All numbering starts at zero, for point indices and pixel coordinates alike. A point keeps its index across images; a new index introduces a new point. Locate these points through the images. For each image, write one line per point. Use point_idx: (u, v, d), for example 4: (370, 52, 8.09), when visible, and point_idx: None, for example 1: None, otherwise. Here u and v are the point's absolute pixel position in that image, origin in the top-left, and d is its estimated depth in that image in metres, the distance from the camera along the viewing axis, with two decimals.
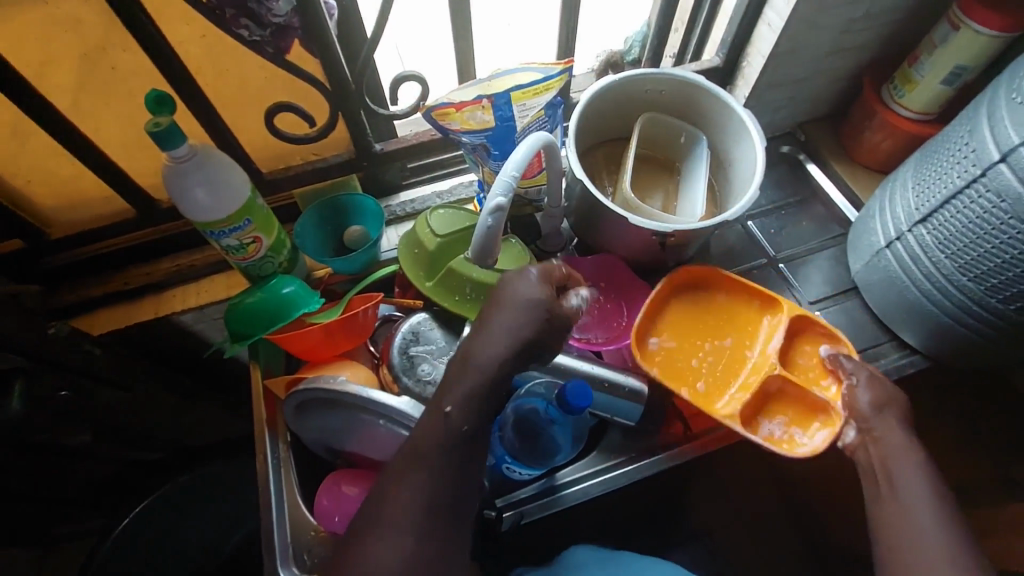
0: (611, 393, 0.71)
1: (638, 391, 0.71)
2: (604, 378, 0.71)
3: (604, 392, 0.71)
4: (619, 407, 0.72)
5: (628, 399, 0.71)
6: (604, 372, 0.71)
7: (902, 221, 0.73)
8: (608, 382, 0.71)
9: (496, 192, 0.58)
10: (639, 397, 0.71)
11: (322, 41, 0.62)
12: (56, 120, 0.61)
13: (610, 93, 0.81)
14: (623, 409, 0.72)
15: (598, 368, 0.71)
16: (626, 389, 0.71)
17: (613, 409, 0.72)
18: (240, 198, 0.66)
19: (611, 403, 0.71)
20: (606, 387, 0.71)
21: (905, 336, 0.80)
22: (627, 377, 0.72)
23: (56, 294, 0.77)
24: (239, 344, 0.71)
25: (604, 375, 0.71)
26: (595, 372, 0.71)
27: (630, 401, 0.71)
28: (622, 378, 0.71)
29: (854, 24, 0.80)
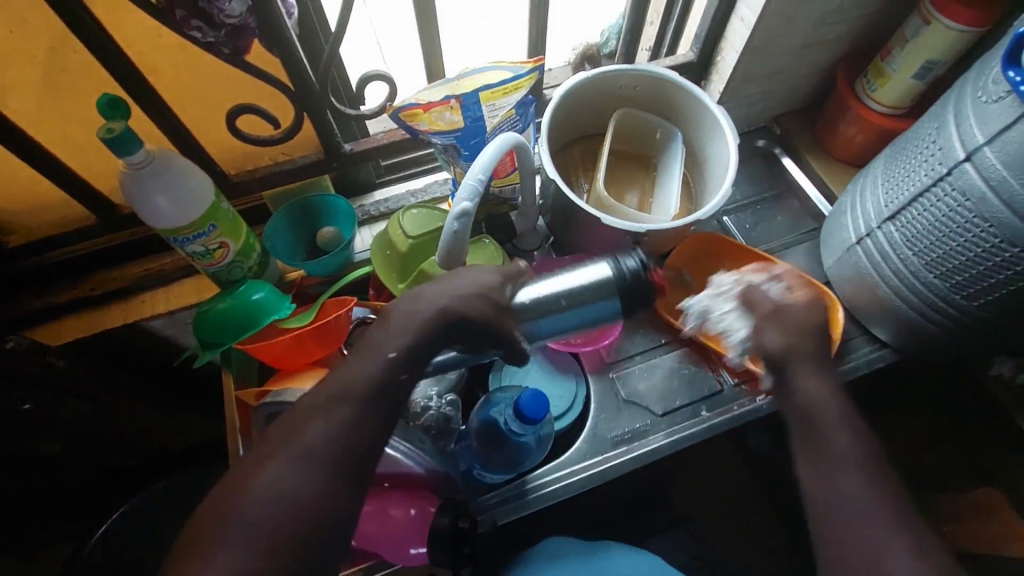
0: (575, 301, 0.55)
1: (604, 274, 0.56)
2: (566, 291, 0.55)
3: (568, 306, 0.55)
4: (593, 312, 0.56)
5: (596, 294, 0.55)
6: (559, 284, 0.55)
7: (872, 218, 0.73)
8: (567, 293, 0.55)
9: (462, 197, 0.57)
10: (610, 279, 0.55)
11: (282, 41, 0.60)
12: (3, 126, 0.59)
13: (584, 89, 0.80)
14: (597, 310, 0.56)
15: (554, 285, 0.55)
16: (590, 286, 0.55)
17: (587, 318, 0.56)
18: (203, 203, 0.65)
19: (581, 314, 0.56)
20: (569, 298, 0.55)
21: (876, 332, 0.80)
22: (582, 273, 0.56)
23: (17, 302, 0.75)
24: (210, 351, 0.70)
25: (560, 288, 0.55)
26: (548, 292, 0.55)
27: (599, 298, 0.55)
28: (578, 279, 0.56)
29: (826, 18, 0.80)
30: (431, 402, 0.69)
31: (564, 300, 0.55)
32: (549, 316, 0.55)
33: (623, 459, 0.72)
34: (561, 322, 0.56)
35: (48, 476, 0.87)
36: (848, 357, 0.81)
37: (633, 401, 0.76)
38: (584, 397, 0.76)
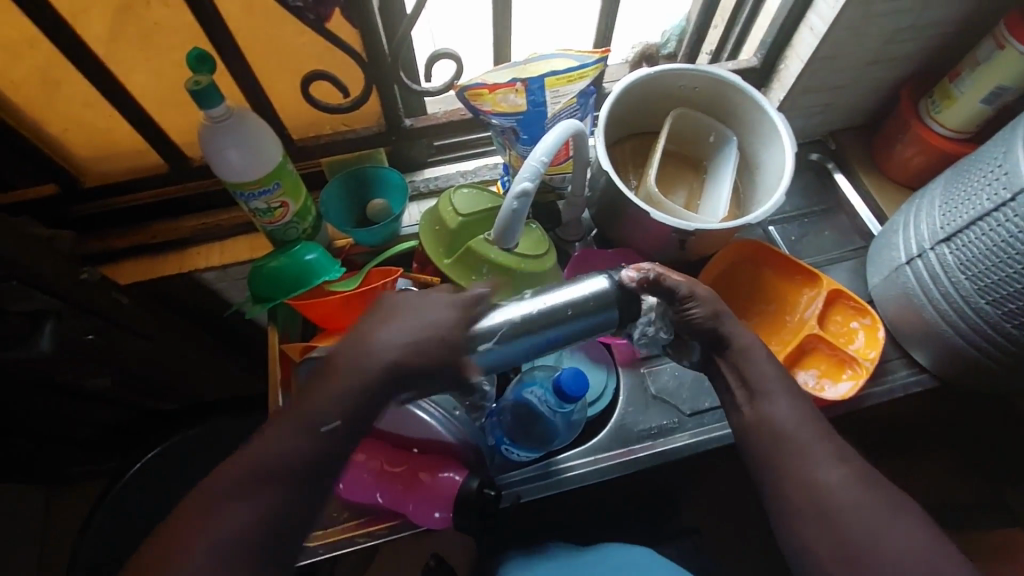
0: (575, 313, 0.59)
1: (602, 292, 0.59)
2: (559, 309, 0.58)
3: (570, 318, 0.59)
4: (594, 325, 0.60)
5: (598, 308, 0.59)
6: (559, 296, 0.59)
7: (925, 239, 0.73)
8: (567, 308, 0.59)
9: (523, 176, 0.59)
10: (609, 298, 0.59)
11: (362, 11, 0.62)
12: (97, 69, 0.62)
13: (643, 85, 0.80)
14: (598, 322, 0.60)
15: (556, 299, 0.59)
16: (592, 301, 0.59)
17: (590, 327, 0.60)
18: (271, 162, 0.68)
19: (582, 325, 0.60)
20: (570, 312, 0.59)
21: (917, 355, 0.79)
22: (581, 287, 0.60)
23: (85, 241, 0.79)
24: (260, 305, 0.73)
25: (562, 300, 0.59)
26: (531, 310, 0.59)
27: (601, 311, 0.59)
28: (578, 291, 0.60)
29: (898, 34, 0.79)
30: None
31: (536, 320, 0.59)
32: (555, 326, 0.59)
33: (648, 453, 0.72)
34: (534, 339, 0.60)
35: (94, 409, 0.92)
36: (885, 378, 0.80)
37: (661, 397, 0.76)
38: (613, 389, 0.76)
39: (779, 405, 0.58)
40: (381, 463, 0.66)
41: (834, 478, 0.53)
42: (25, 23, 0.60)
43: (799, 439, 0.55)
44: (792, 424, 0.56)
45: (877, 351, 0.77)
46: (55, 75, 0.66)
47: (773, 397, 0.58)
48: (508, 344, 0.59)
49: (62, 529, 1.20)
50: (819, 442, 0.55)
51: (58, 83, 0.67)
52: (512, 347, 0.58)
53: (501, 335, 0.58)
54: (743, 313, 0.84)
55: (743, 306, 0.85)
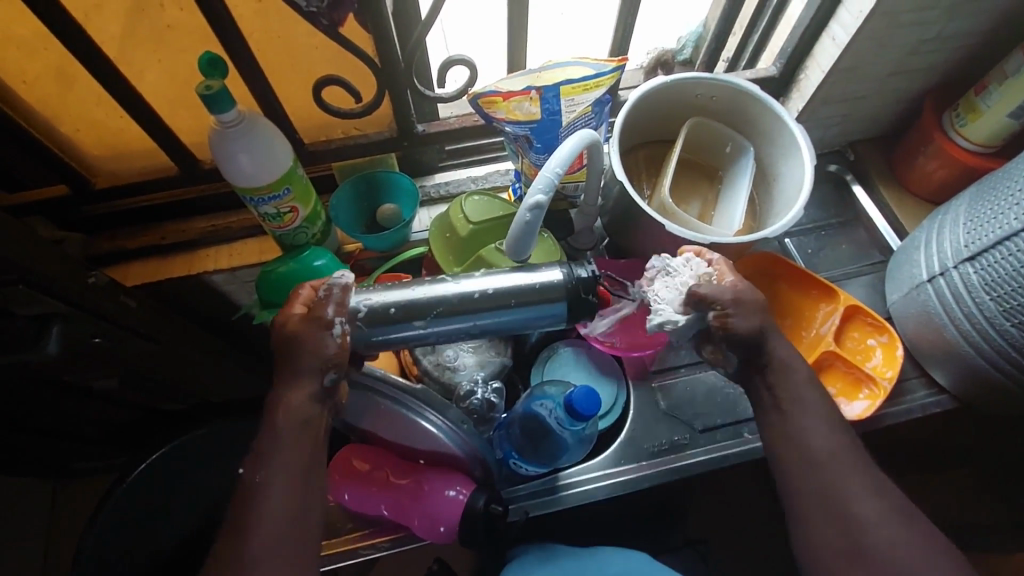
0: (506, 300, 0.58)
1: (554, 281, 0.59)
2: (470, 297, 0.58)
3: (499, 306, 0.59)
4: (537, 314, 0.59)
5: (543, 299, 0.59)
6: (503, 282, 0.59)
7: (948, 257, 0.71)
8: (512, 294, 0.58)
9: (537, 188, 0.58)
10: (560, 287, 0.58)
11: (377, 17, 0.61)
12: (108, 71, 0.62)
13: (659, 94, 0.79)
14: (543, 312, 0.59)
15: (477, 285, 0.59)
16: (538, 291, 0.58)
17: (533, 318, 0.60)
18: (281, 167, 0.67)
19: (521, 315, 0.59)
20: (488, 298, 0.58)
21: (936, 374, 0.77)
22: (531, 276, 0.59)
23: (95, 241, 0.79)
24: (267, 311, 0.73)
25: (505, 287, 0.58)
26: (429, 295, 0.58)
27: (545, 302, 0.59)
28: (528, 280, 0.59)
29: (923, 45, 0.77)
30: (477, 388, 0.70)
31: (425, 311, 0.58)
32: (493, 313, 0.59)
33: (656, 470, 0.71)
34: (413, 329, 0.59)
35: (100, 408, 0.92)
36: (902, 398, 0.78)
37: (672, 413, 0.74)
38: (623, 405, 0.75)
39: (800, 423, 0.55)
40: (387, 474, 0.66)
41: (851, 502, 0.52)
42: (35, 21, 0.59)
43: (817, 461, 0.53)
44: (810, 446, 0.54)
45: (895, 371, 0.75)
46: (65, 74, 0.65)
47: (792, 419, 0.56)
48: (379, 326, 0.58)
49: (66, 523, 1.21)
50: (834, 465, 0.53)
51: (67, 82, 0.66)
52: (382, 331, 0.57)
53: (375, 317, 0.57)
54: None
55: None
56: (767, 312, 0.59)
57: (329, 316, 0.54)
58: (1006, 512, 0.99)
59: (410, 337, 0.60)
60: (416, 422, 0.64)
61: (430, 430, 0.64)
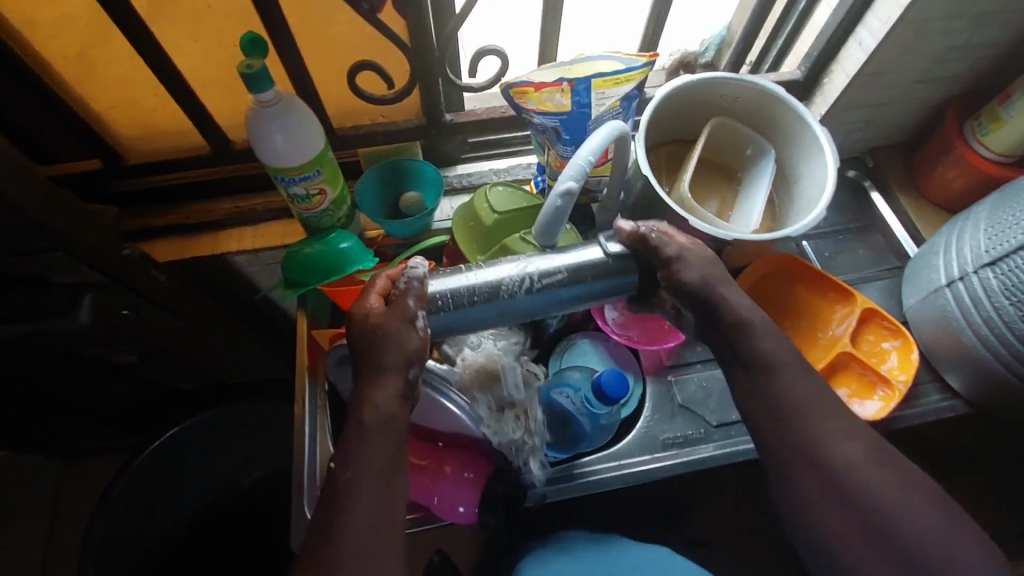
0: (580, 277, 0.61)
1: (613, 254, 0.61)
2: (551, 272, 0.60)
3: (576, 283, 0.61)
4: (611, 286, 0.62)
5: (615, 274, 0.61)
6: (575, 257, 0.61)
7: (967, 262, 0.71)
8: (584, 274, 0.60)
9: (569, 175, 0.59)
10: (624, 260, 0.61)
11: (416, 4, 0.63)
12: (150, 47, 0.63)
13: (685, 93, 0.80)
14: (615, 284, 0.62)
15: (551, 263, 0.61)
16: (591, 271, 0.61)
17: (610, 288, 0.62)
18: (314, 148, 0.68)
19: (593, 291, 0.62)
20: (567, 278, 0.61)
21: (951, 379, 0.78)
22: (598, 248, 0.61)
23: (125, 217, 0.81)
24: (291, 291, 0.73)
25: (580, 260, 0.61)
26: (500, 272, 0.61)
27: (612, 274, 0.61)
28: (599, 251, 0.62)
29: (950, 53, 0.78)
30: None
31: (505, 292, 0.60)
32: (572, 284, 0.61)
33: (672, 463, 0.71)
34: (499, 308, 0.61)
35: (119, 381, 0.93)
36: (916, 401, 0.78)
37: (687, 407, 0.75)
38: (639, 398, 0.76)
39: (820, 421, 0.55)
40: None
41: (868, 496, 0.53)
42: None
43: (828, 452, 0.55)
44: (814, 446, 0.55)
45: (908, 374, 0.75)
46: (104, 51, 0.67)
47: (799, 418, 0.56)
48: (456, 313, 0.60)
49: (77, 496, 1.22)
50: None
51: (111, 58, 0.68)
52: (468, 313, 0.60)
53: (458, 299, 0.60)
54: (774, 326, 0.83)
55: (777, 321, 0.83)
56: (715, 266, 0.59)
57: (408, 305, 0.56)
58: (1015, 521, 0.99)
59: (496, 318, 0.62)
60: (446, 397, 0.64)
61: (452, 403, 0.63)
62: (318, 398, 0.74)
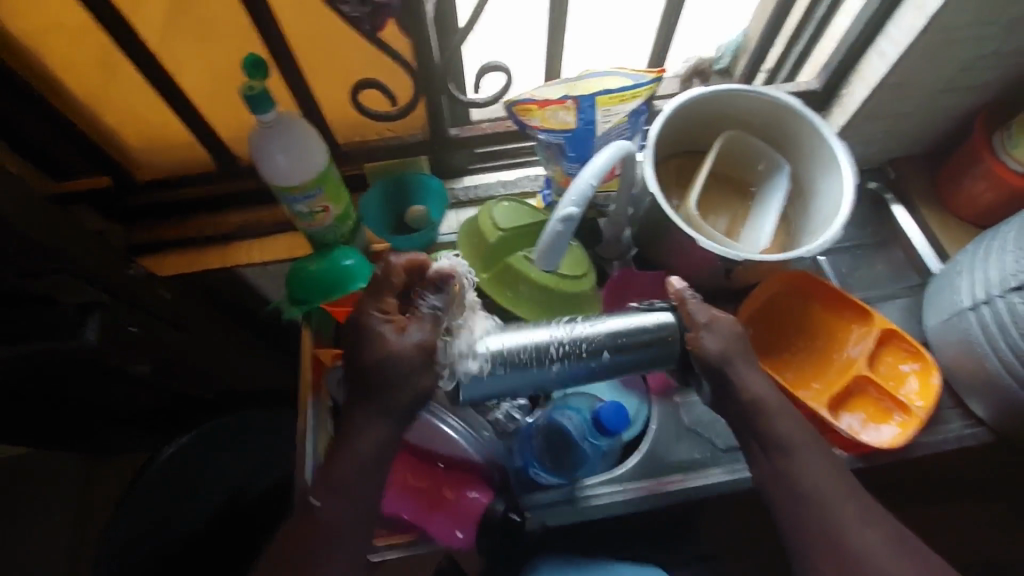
0: (627, 346, 0.61)
1: (667, 326, 0.61)
2: (596, 336, 0.61)
3: (625, 350, 0.61)
4: (656, 354, 0.61)
5: (659, 341, 0.61)
6: (618, 322, 0.61)
7: (993, 285, 0.68)
8: (637, 342, 0.61)
9: (569, 199, 0.58)
10: (672, 329, 0.61)
11: (417, 24, 0.62)
12: (155, 69, 0.64)
13: (696, 106, 0.77)
14: (659, 354, 0.62)
15: (599, 330, 0.61)
16: (637, 334, 0.61)
17: (649, 358, 0.62)
18: (316, 167, 0.68)
19: (639, 358, 0.61)
20: (615, 345, 0.61)
21: (974, 406, 0.75)
22: (650, 318, 0.61)
23: (134, 231, 0.82)
24: (296, 307, 0.73)
25: (623, 326, 0.61)
26: (544, 335, 0.61)
27: (659, 343, 0.61)
28: (643, 319, 0.61)
29: (977, 63, 0.74)
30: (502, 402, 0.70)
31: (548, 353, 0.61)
32: (614, 352, 0.61)
33: (679, 487, 0.70)
34: (534, 370, 0.61)
35: (132, 389, 0.95)
36: (937, 427, 0.75)
37: (694, 430, 0.73)
38: (644, 419, 0.74)
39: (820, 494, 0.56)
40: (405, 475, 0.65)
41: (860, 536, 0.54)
42: (80, 12, 0.61)
43: (826, 497, 0.56)
44: (810, 478, 0.56)
45: (924, 400, 0.73)
46: (109, 67, 0.67)
47: (788, 450, 0.57)
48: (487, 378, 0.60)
49: (96, 497, 1.24)
50: (838, 497, 0.55)
51: (116, 78, 0.68)
52: (520, 372, 0.60)
53: (505, 361, 0.60)
54: (787, 347, 0.80)
55: (790, 342, 0.80)
56: (740, 341, 0.61)
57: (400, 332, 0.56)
58: None
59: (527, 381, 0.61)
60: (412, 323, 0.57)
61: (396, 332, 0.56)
62: (321, 414, 0.74)
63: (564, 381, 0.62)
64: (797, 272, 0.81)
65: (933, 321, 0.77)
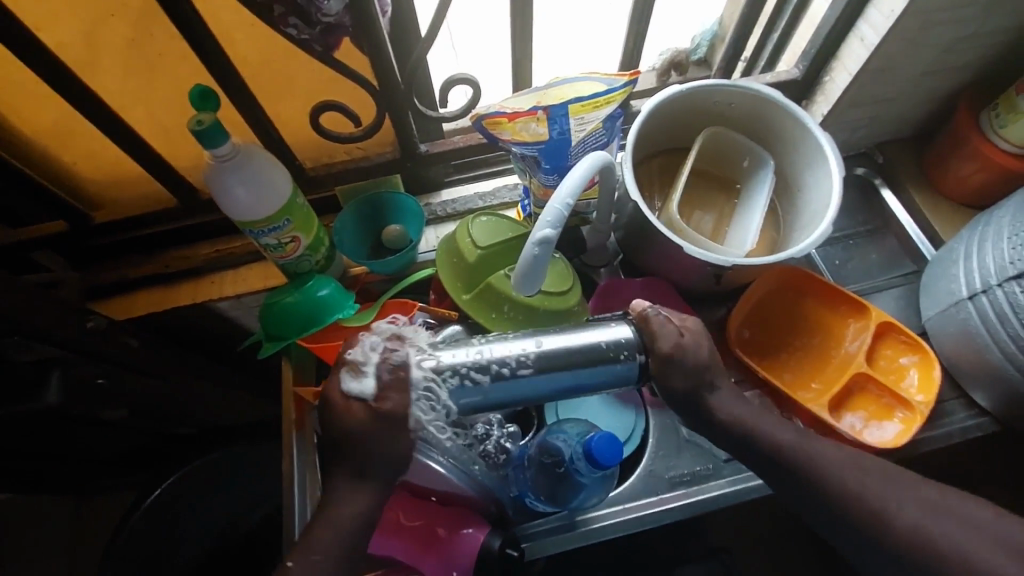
0: (565, 365, 0.55)
1: (618, 339, 0.56)
2: (535, 355, 0.55)
3: (558, 366, 0.55)
4: (608, 375, 0.56)
5: (605, 359, 0.56)
6: (555, 341, 0.56)
7: (990, 275, 0.66)
8: (572, 354, 0.55)
9: (546, 220, 0.55)
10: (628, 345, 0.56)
11: (373, 42, 0.58)
12: (98, 107, 0.60)
13: (675, 103, 0.74)
14: (606, 372, 0.56)
15: (531, 343, 0.56)
16: (579, 353, 0.55)
17: (590, 377, 0.56)
18: (281, 198, 0.64)
19: (584, 376, 0.56)
20: (550, 359, 0.55)
21: (976, 396, 0.73)
22: (602, 333, 0.56)
23: (98, 273, 0.78)
24: (273, 344, 0.70)
25: (561, 346, 0.55)
26: (476, 356, 0.55)
27: (605, 362, 0.56)
28: (591, 338, 0.56)
29: (959, 42, 0.72)
30: (491, 429, 0.68)
31: (477, 375, 0.54)
32: (551, 371, 0.55)
33: (680, 502, 0.68)
34: (466, 395, 0.55)
35: (112, 433, 0.91)
36: (940, 420, 0.74)
37: (694, 441, 0.71)
38: (641, 432, 0.72)
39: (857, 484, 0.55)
40: (398, 513, 0.63)
41: (905, 505, 0.54)
42: (5, 53, 0.56)
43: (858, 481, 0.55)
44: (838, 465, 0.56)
45: (925, 394, 0.71)
46: (48, 107, 0.63)
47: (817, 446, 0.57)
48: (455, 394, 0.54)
49: (90, 537, 1.21)
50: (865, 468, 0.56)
51: (60, 118, 0.64)
52: (458, 395, 0.54)
53: (451, 382, 0.54)
54: (783, 345, 0.78)
55: (784, 341, 0.78)
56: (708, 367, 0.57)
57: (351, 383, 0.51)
58: None
59: (467, 405, 0.55)
60: (381, 386, 0.51)
61: (368, 405, 0.51)
62: (307, 454, 0.71)
63: (505, 403, 0.56)
64: (786, 267, 0.78)
65: (936, 304, 0.74)
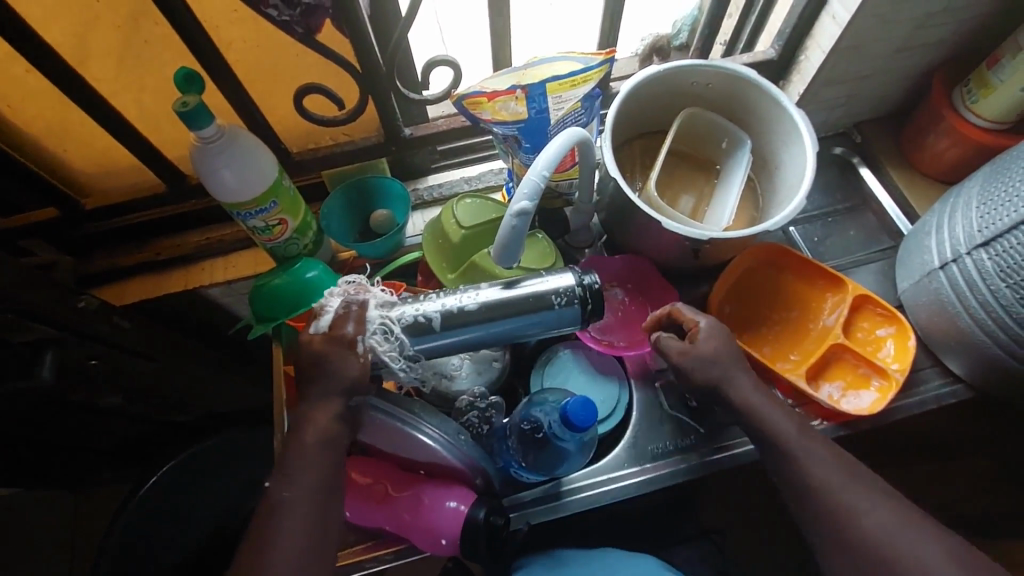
0: (506, 313, 0.61)
1: (561, 286, 0.62)
2: (481, 302, 0.61)
3: (501, 313, 0.61)
4: (545, 320, 0.62)
5: (539, 307, 0.62)
6: (500, 294, 0.62)
7: (960, 243, 0.68)
8: (512, 302, 0.61)
9: (522, 193, 0.56)
10: (568, 290, 0.62)
11: (352, 23, 0.60)
12: (86, 94, 0.61)
13: (653, 84, 0.76)
14: (548, 317, 0.62)
15: (479, 293, 0.62)
16: (522, 304, 0.62)
17: (528, 325, 0.63)
18: (266, 180, 0.66)
19: (527, 320, 0.62)
20: (493, 308, 0.61)
21: (950, 364, 0.75)
22: (545, 281, 0.63)
23: (92, 260, 0.80)
24: (262, 324, 0.71)
25: (507, 297, 0.62)
26: (435, 304, 0.61)
27: (544, 308, 0.62)
28: (540, 284, 0.62)
29: (930, 19, 0.73)
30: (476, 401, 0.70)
31: (429, 321, 0.61)
32: (498, 318, 0.62)
33: (662, 472, 0.69)
34: (427, 338, 0.61)
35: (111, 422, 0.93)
36: (916, 388, 0.76)
37: (676, 414, 0.72)
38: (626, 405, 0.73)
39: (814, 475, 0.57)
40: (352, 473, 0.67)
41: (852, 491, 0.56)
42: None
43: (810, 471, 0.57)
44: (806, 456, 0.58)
45: (900, 364, 0.72)
46: (38, 96, 0.64)
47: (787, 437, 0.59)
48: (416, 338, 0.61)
49: (93, 528, 1.23)
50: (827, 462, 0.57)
51: (50, 107, 0.66)
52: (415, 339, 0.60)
53: (410, 327, 0.60)
54: (764, 320, 0.80)
55: (764, 317, 0.80)
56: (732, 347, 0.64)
57: (349, 334, 0.56)
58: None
59: (428, 348, 0.62)
60: (337, 318, 0.57)
61: (324, 335, 0.57)
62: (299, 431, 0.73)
63: (457, 344, 0.63)
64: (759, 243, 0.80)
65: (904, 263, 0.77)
